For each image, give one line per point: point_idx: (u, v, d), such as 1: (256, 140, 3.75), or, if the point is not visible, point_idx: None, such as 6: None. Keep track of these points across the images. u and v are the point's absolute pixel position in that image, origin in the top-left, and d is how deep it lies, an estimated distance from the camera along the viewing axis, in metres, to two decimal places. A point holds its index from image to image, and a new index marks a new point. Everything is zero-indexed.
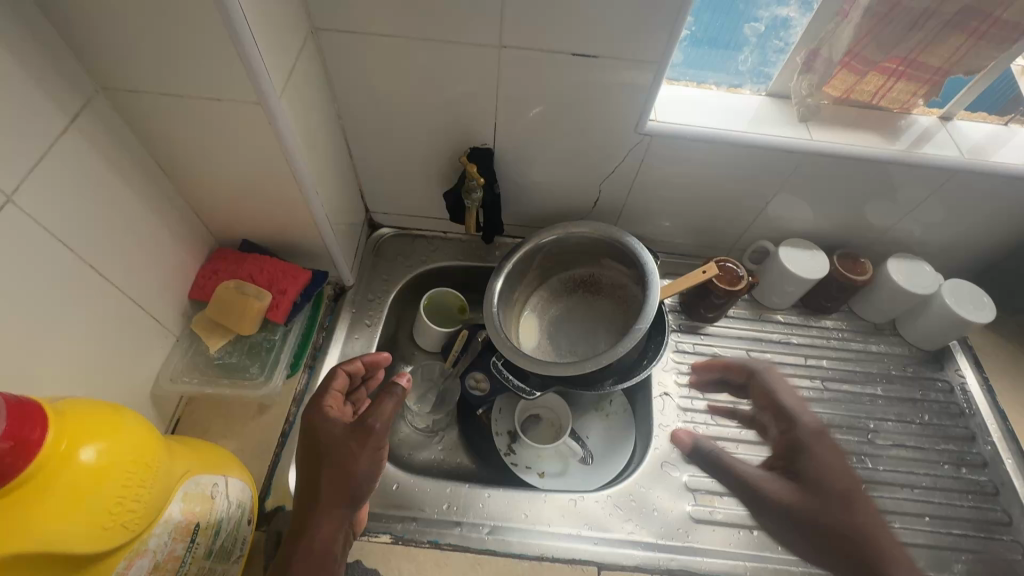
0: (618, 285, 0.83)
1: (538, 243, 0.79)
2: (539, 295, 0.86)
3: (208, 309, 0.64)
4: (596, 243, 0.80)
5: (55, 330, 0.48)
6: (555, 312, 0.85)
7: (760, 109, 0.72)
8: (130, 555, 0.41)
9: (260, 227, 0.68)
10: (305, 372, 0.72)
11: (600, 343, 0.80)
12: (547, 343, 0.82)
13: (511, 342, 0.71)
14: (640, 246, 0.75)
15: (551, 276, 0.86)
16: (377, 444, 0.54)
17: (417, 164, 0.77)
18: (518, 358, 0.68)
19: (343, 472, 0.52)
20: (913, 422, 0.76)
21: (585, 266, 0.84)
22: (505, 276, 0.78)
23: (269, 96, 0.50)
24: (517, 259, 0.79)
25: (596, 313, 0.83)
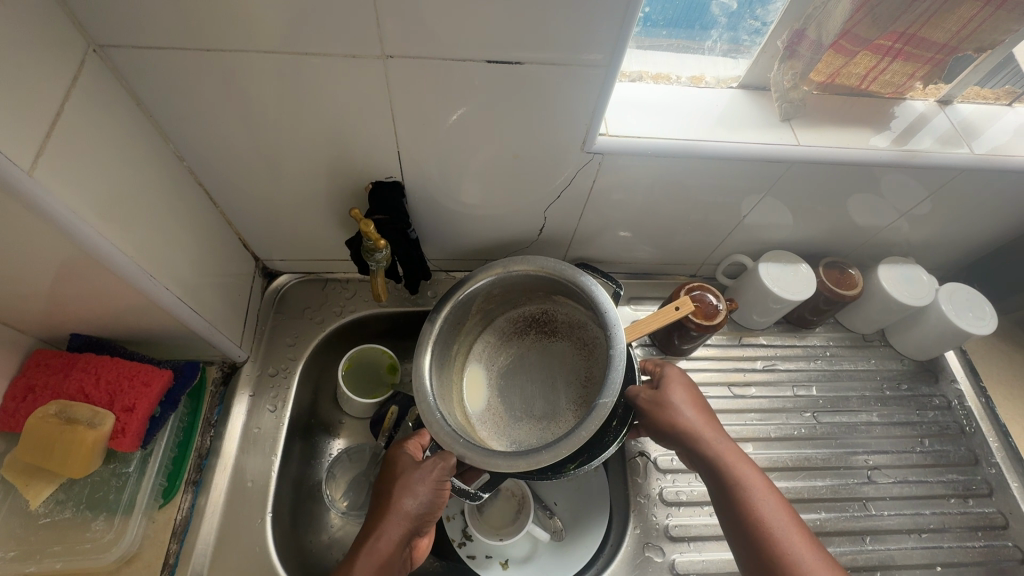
0: (576, 323, 0.69)
1: (474, 287, 0.63)
2: (483, 340, 0.71)
3: (19, 450, 0.46)
4: (545, 280, 0.65)
5: None
6: (505, 360, 0.70)
7: (732, 106, 0.58)
8: None
9: (88, 322, 0.50)
10: (189, 492, 0.56)
11: (562, 397, 0.66)
12: (496, 402, 0.67)
13: (449, 427, 0.56)
14: (599, 285, 0.61)
15: (496, 316, 0.71)
16: (441, 473, 0.53)
17: (308, 204, 0.59)
18: (460, 450, 0.54)
19: (406, 491, 0.52)
20: (913, 452, 0.68)
21: (536, 300, 0.70)
22: (437, 329, 0.62)
23: (8, 172, 0.31)
24: (453, 308, 0.63)
25: (554, 358, 0.69)
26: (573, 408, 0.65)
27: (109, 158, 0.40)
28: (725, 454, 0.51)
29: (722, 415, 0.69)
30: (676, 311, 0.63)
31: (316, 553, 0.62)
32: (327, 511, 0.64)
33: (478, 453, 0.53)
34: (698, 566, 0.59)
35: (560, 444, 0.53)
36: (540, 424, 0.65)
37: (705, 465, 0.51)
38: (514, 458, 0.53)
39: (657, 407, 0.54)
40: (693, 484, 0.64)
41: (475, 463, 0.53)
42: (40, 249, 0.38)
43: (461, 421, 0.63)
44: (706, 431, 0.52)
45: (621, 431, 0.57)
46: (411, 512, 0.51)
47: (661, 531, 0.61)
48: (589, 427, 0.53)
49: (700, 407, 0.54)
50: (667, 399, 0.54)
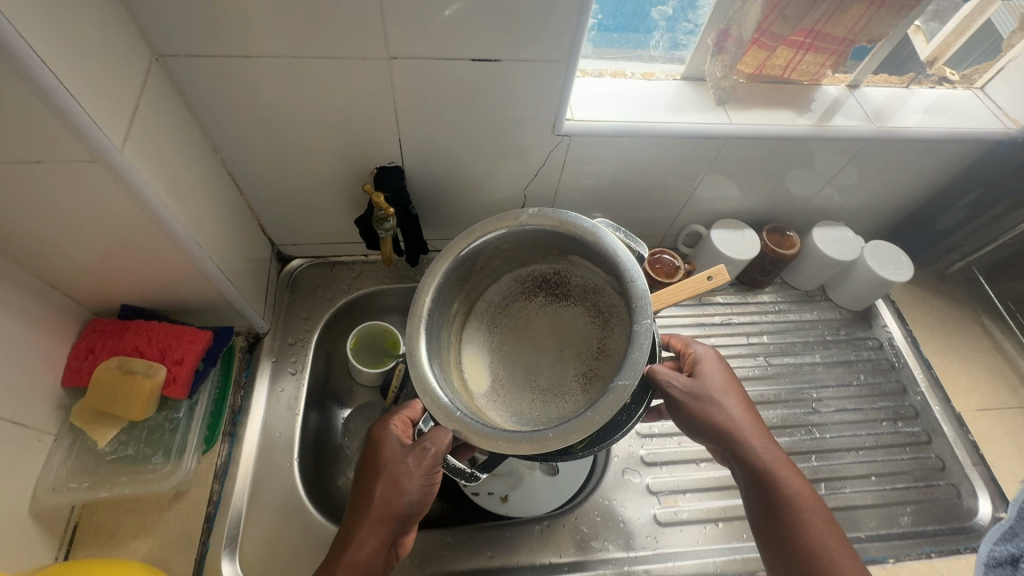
0: (593, 288, 0.62)
1: (481, 239, 0.60)
2: (488, 303, 0.65)
3: (87, 399, 0.54)
4: (559, 237, 0.60)
5: None
6: (508, 323, 0.64)
7: (676, 94, 0.69)
8: None
9: (140, 292, 0.58)
10: (225, 441, 0.64)
11: (569, 369, 0.60)
12: (499, 372, 0.61)
13: (446, 400, 0.52)
14: (626, 248, 0.55)
15: (503, 274, 0.65)
16: (431, 467, 0.51)
17: (320, 190, 0.69)
18: (454, 424, 0.50)
19: (393, 489, 0.51)
20: (851, 384, 0.79)
21: (549, 260, 0.64)
22: (434, 289, 0.57)
23: (108, 149, 0.41)
24: (457, 263, 0.59)
25: (563, 323, 0.63)
26: (581, 381, 0.58)
27: (168, 147, 0.50)
28: (768, 459, 0.52)
29: None
30: (708, 282, 0.64)
31: (337, 496, 0.70)
32: (346, 460, 0.73)
33: (476, 430, 0.49)
34: (670, 484, 0.69)
35: (567, 424, 0.48)
36: (541, 396, 0.59)
37: (746, 464, 0.53)
38: (516, 440, 0.48)
39: (703, 403, 0.54)
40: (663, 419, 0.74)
41: (469, 440, 0.49)
42: (119, 217, 0.47)
43: (459, 390, 0.57)
44: (747, 432, 0.54)
45: (638, 414, 0.54)
46: (394, 511, 0.50)
47: (637, 458, 0.71)
48: (602, 410, 0.48)
49: (741, 407, 0.55)
50: (712, 396, 0.55)
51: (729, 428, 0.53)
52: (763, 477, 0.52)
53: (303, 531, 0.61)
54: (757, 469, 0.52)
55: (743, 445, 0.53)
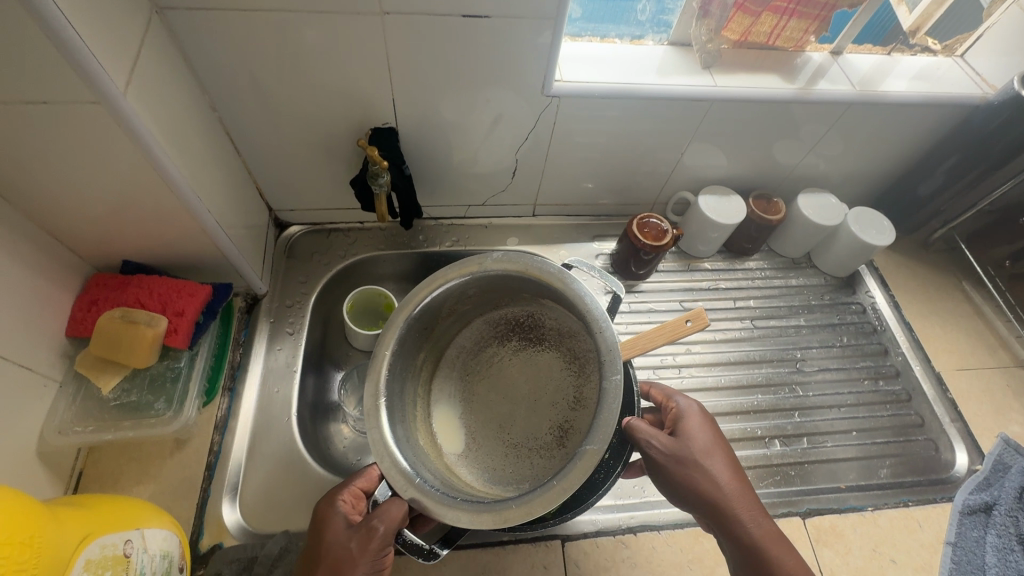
0: (567, 332, 0.65)
1: (441, 288, 0.60)
2: (460, 349, 0.68)
3: (92, 346, 0.56)
4: (524, 281, 0.61)
5: None
6: (483, 370, 0.67)
7: (664, 58, 0.71)
8: None
9: (141, 246, 0.60)
10: (225, 395, 0.66)
11: (544, 420, 0.63)
12: (470, 426, 0.64)
13: (407, 465, 0.52)
14: (593, 299, 0.56)
15: (475, 319, 0.68)
16: (378, 549, 0.49)
17: (316, 153, 0.70)
18: (412, 493, 0.50)
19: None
20: (834, 345, 0.82)
21: (521, 304, 0.67)
22: (397, 344, 0.58)
23: (110, 91, 0.42)
24: (418, 314, 0.60)
25: (537, 370, 0.66)
26: (555, 431, 0.61)
27: (167, 98, 0.51)
28: (760, 536, 0.48)
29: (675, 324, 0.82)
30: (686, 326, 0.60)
31: (335, 452, 0.72)
32: (343, 419, 0.75)
33: (435, 499, 0.49)
34: None
35: (530, 496, 0.49)
36: (514, 451, 0.62)
37: (734, 537, 0.48)
38: (477, 512, 0.48)
39: (687, 469, 0.50)
40: (651, 378, 0.76)
41: (428, 510, 0.49)
42: (121, 164, 0.48)
43: (426, 447, 0.60)
44: (737, 504, 0.49)
45: (615, 472, 0.55)
46: None
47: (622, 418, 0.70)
48: (568, 479, 0.48)
49: (730, 473, 0.51)
50: (699, 462, 0.50)
51: (716, 496, 0.49)
52: (756, 553, 0.48)
53: (301, 480, 0.63)
54: (750, 545, 0.48)
55: (731, 517, 0.49)
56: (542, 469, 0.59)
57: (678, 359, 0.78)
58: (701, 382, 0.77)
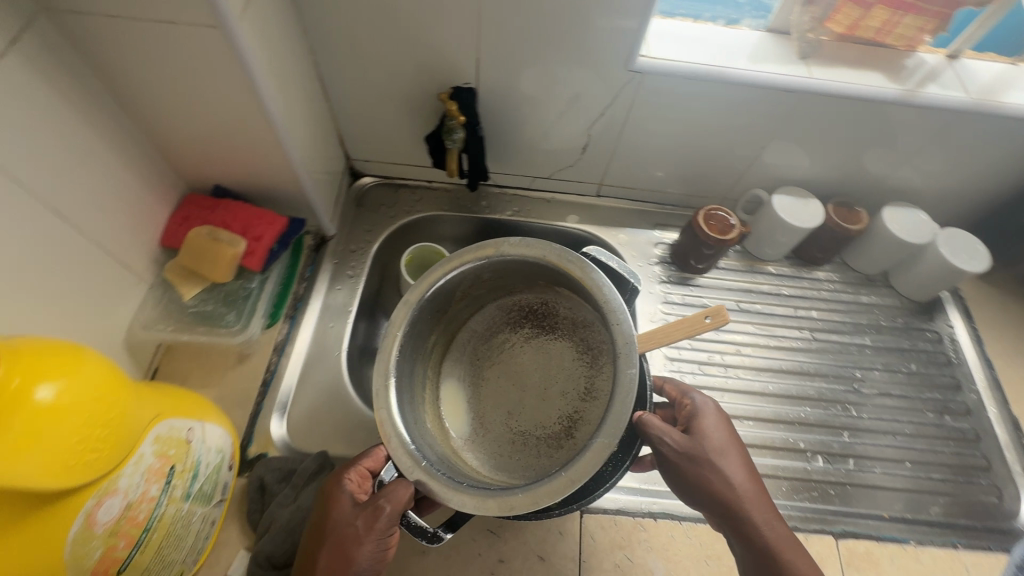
0: (580, 322, 0.66)
1: (458, 270, 0.59)
2: (471, 332, 0.69)
3: (181, 256, 0.62)
4: (541, 267, 0.60)
5: (36, 276, 0.47)
6: (493, 356, 0.68)
7: (758, 44, 0.68)
8: (99, 494, 0.39)
9: (231, 173, 0.65)
10: (286, 322, 0.71)
11: (553, 408, 0.63)
12: (477, 410, 0.64)
13: (413, 445, 0.51)
14: (609, 288, 0.54)
15: (489, 303, 0.69)
16: (382, 531, 0.48)
17: (397, 107, 0.73)
18: (419, 475, 0.48)
19: (342, 554, 0.47)
20: (900, 371, 0.77)
21: (536, 292, 0.68)
22: (410, 325, 0.57)
23: (227, 18, 0.46)
24: (432, 296, 0.59)
25: (548, 358, 0.66)
26: (565, 420, 0.62)
27: (272, 33, 0.55)
28: (773, 538, 0.47)
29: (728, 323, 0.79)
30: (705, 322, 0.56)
31: None
32: None
33: (441, 482, 0.48)
34: None
35: (536, 485, 0.47)
36: (520, 439, 0.62)
37: (748, 540, 0.48)
38: (483, 497, 0.47)
39: (699, 468, 0.50)
40: (695, 372, 0.75)
41: (432, 493, 0.47)
42: (226, 90, 0.52)
43: (433, 429, 0.60)
44: (750, 505, 0.49)
45: (624, 466, 0.52)
46: None
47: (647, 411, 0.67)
48: (575, 471, 0.46)
49: (743, 473, 0.50)
50: (711, 461, 0.50)
51: (728, 496, 0.49)
52: (769, 559, 0.47)
53: (343, 411, 0.67)
54: (763, 548, 0.47)
55: (745, 518, 0.48)
56: (550, 459, 0.59)
57: (726, 358, 0.76)
58: (747, 385, 0.74)
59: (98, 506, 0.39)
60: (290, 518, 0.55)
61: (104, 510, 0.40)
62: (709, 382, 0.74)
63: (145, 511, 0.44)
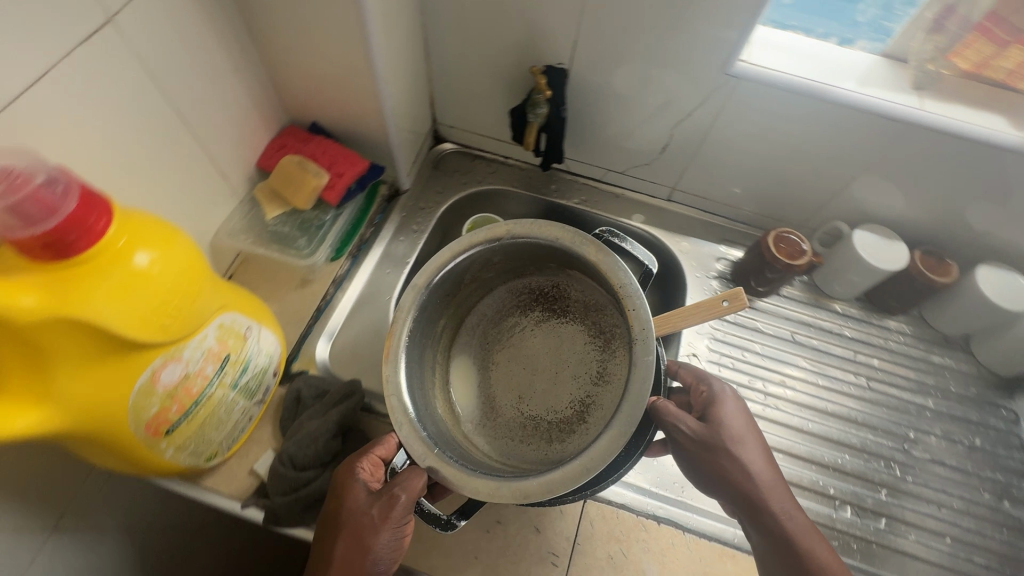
0: (592, 305, 0.65)
1: (467, 252, 0.59)
2: (479, 313, 0.68)
3: (271, 178, 0.68)
4: (548, 248, 0.61)
5: (153, 166, 0.53)
6: (503, 339, 0.67)
7: (870, 68, 0.65)
8: (166, 356, 0.44)
9: (328, 111, 0.70)
10: (348, 260, 0.75)
11: (565, 390, 0.62)
12: (489, 392, 0.64)
13: (423, 431, 0.51)
14: (625, 271, 0.54)
15: (497, 286, 0.69)
16: (398, 521, 0.49)
17: (490, 77, 0.76)
18: (430, 460, 0.49)
19: (359, 544, 0.48)
20: (960, 443, 0.71)
21: (545, 274, 0.68)
22: (419, 308, 0.58)
23: None
24: (441, 281, 0.59)
25: (561, 340, 0.66)
26: (576, 407, 0.61)
27: None
28: (791, 524, 0.50)
29: (777, 351, 0.76)
30: (723, 305, 0.55)
31: None
32: None
33: (455, 469, 0.48)
34: None
35: (549, 474, 0.47)
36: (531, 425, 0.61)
37: (767, 525, 0.50)
38: (496, 485, 0.47)
39: (718, 457, 0.52)
40: None
41: (448, 480, 0.48)
42: (340, 30, 0.57)
43: (444, 415, 0.60)
44: (768, 490, 0.51)
45: (636, 453, 0.53)
46: (355, 567, 0.48)
47: None
48: (590, 459, 0.46)
49: (760, 457, 0.52)
50: (729, 449, 0.52)
51: (746, 481, 0.51)
52: (786, 545, 0.49)
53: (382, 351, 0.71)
54: (781, 534, 0.50)
55: (764, 503, 0.51)
56: (559, 442, 0.58)
57: (767, 386, 0.73)
58: (784, 418, 0.71)
59: (163, 367, 0.44)
60: (314, 428, 0.58)
61: (167, 373, 0.45)
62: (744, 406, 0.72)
63: (198, 385, 0.49)
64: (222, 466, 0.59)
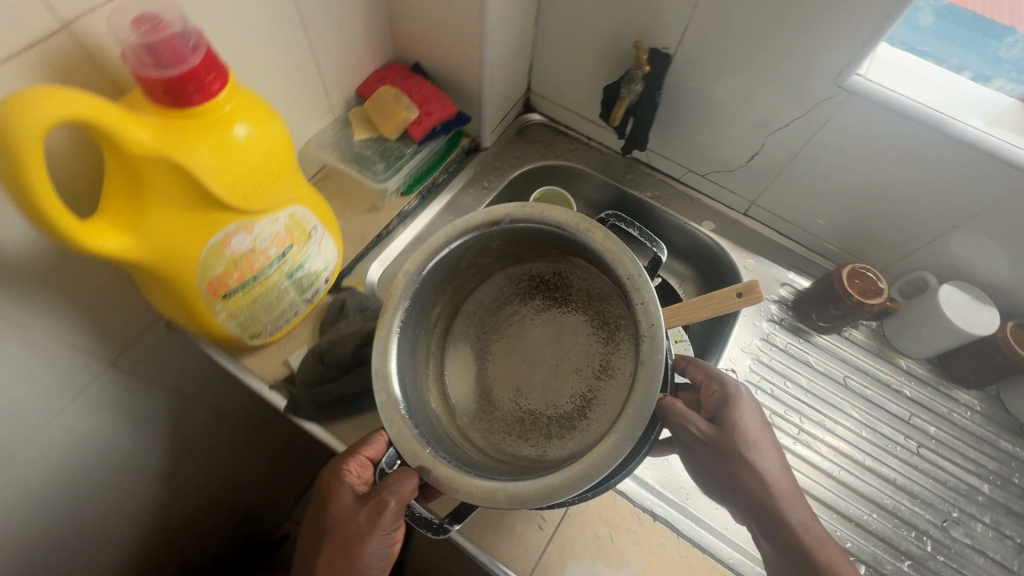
0: (597, 295, 0.64)
1: (459, 238, 0.59)
2: (479, 297, 0.68)
3: (366, 104, 0.72)
4: (546, 231, 0.60)
5: (269, 64, 0.58)
6: (503, 328, 0.67)
7: (1002, 109, 0.59)
8: (239, 224, 0.48)
9: (432, 54, 0.73)
10: (416, 199, 0.78)
11: (569, 381, 0.62)
12: (488, 382, 0.64)
13: (414, 429, 0.52)
14: (632, 261, 0.55)
15: (495, 272, 0.68)
16: (387, 526, 0.52)
17: (592, 53, 0.76)
18: (422, 458, 0.50)
19: (349, 549, 0.52)
20: (1010, 538, 0.64)
21: (547, 259, 0.66)
22: (412, 297, 0.58)
23: None
24: (433, 269, 0.60)
25: (563, 330, 0.65)
26: (577, 401, 0.60)
27: None
28: (809, 530, 0.52)
29: (824, 391, 0.72)
30: (735, 298, 0.57)
31: None
32: None
33: (447, 469, 0.49)
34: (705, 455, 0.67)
35: (547, 478, 0.47)
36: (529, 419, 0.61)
37: (782, 532, 0.51)
38: (490, 488, 0.48)
39: (733, 464, 0.53)
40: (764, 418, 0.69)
41: (442, 481, 0.49)
42: None
43: (439, 409, 0.60)
44: (784, 496, 0.53)
45: (642, 450, 0.53)
46: (346, 566, 0.52)
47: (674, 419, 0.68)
48: (593, 463, 0.46)
49: (776, 462, 0.54)
50: (744, 456, 0.53)
51: (762, 486, 0.53)
52: (801, 556, 0.50)
53: None
54: (796, 541, 0.51)
55: (778, 509, 0.52)
56: (559, 438, 0.58)
57: (804, 422, 0.70)
58: (815, 458, 0.67)
59: (235, 234, 0.49)
60: (347, 334, 0.61)
61: (237, 241, 0.49)
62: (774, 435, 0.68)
63: (260, 262, 0.53)
64: (262, 350, 0.64)
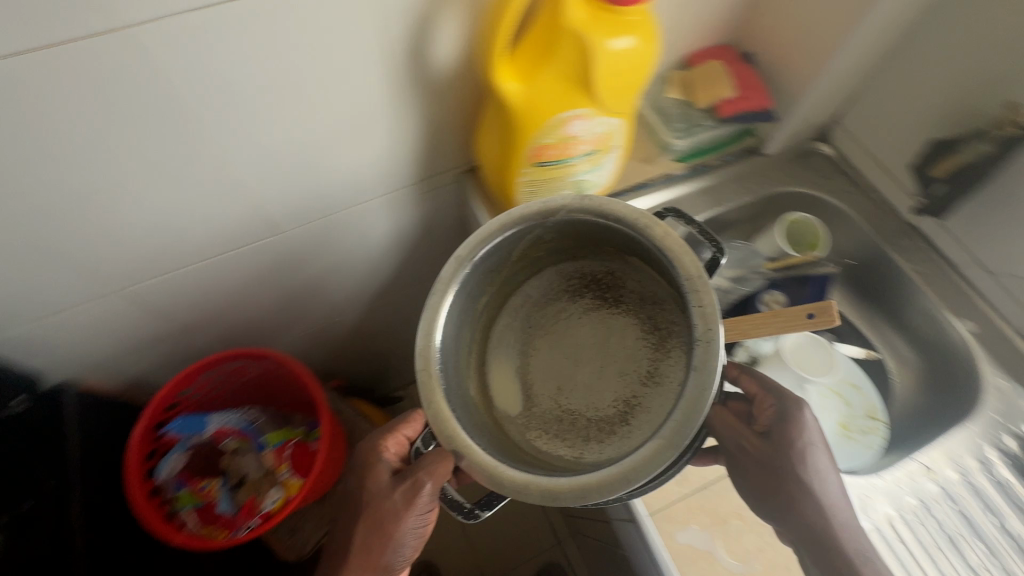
0: (648, 296, 0.65)
1: (514, 227, 0.58)
2: (533, 289, 0.69)
3: (689, 71, 0.79)
4: (608, 229, 0.60)
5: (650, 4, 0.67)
6: (548, 324, 0.68)
7: None
8: (587, 113, 0.58)
9: (773, 48, 0.76)
10: (685, 169, 0.83)
11: (614, 380, 0.62)
12: (529, 378, 0.65)
13: (450, 413, 0.54)
14: (693, 260, 0.53)
15: (547, 267, 0.69)
16: (426, 502, 0.64)
17: (936, 104, 0.72)
18: (451, 444, 0.52)
19: (387, 518, 0.66)
20: None
21: (600, 258, 0.68)
22: (465, 285, 0.59)
23: None
24: (485, 255, 0.60)
25: (611, 331, 0.65)
26: (619, 404, 0.61)
27: None
28: (860, 544, 0.60)
29: None
30: (807, 317, 0.61)
31: None
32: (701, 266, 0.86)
33: (475, 451, 0.52)
34: None
35: (582, 479, 0.49)
36: (569, 418, 0.62)
37: (835, 554, 0.59)
38: (526, 479, 0.50)
39: (788, 484, 0.60)
40: (942, 532, 0.65)
41: (486, 465, 0.51)
42: None
43: (476, 403, 0.62)
44: (835, 514, 0.60)
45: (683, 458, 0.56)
46: (386, 528, 0.66)
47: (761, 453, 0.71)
48: (637, 467, 0.47)
49: (830, 484, 0.61)
50: (797, 472, 0.60)
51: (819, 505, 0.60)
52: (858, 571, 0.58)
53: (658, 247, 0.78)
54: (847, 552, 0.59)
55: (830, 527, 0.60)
56: (597, 442, 0.59)
57: (988, 563, 0.64)
58: None
59: (580, 119, 0.59)
60: None
61: (578, 125, 0.59)
62: (946, 554, 0.64)
63: (577, 150, 0.63)
64: None
